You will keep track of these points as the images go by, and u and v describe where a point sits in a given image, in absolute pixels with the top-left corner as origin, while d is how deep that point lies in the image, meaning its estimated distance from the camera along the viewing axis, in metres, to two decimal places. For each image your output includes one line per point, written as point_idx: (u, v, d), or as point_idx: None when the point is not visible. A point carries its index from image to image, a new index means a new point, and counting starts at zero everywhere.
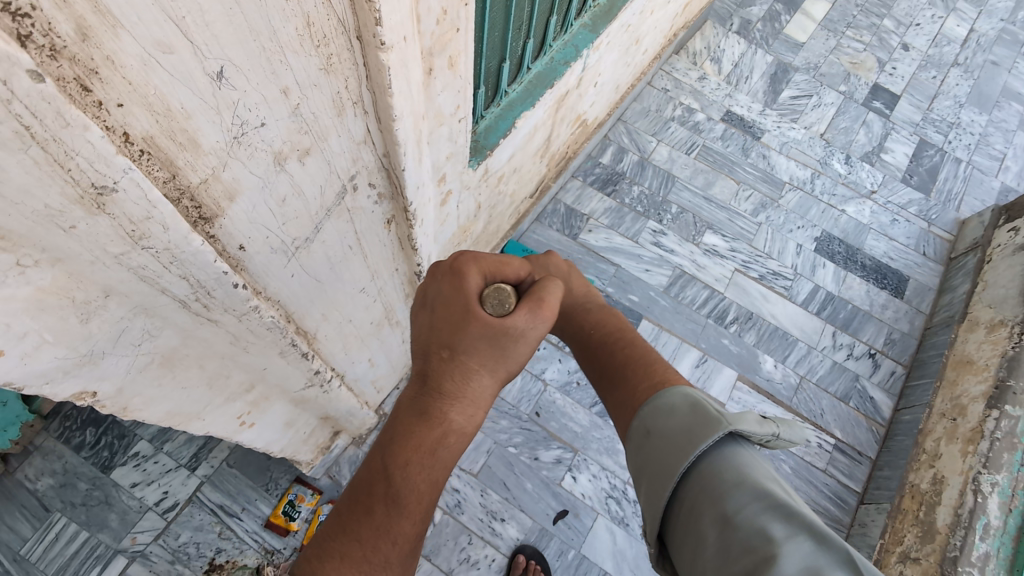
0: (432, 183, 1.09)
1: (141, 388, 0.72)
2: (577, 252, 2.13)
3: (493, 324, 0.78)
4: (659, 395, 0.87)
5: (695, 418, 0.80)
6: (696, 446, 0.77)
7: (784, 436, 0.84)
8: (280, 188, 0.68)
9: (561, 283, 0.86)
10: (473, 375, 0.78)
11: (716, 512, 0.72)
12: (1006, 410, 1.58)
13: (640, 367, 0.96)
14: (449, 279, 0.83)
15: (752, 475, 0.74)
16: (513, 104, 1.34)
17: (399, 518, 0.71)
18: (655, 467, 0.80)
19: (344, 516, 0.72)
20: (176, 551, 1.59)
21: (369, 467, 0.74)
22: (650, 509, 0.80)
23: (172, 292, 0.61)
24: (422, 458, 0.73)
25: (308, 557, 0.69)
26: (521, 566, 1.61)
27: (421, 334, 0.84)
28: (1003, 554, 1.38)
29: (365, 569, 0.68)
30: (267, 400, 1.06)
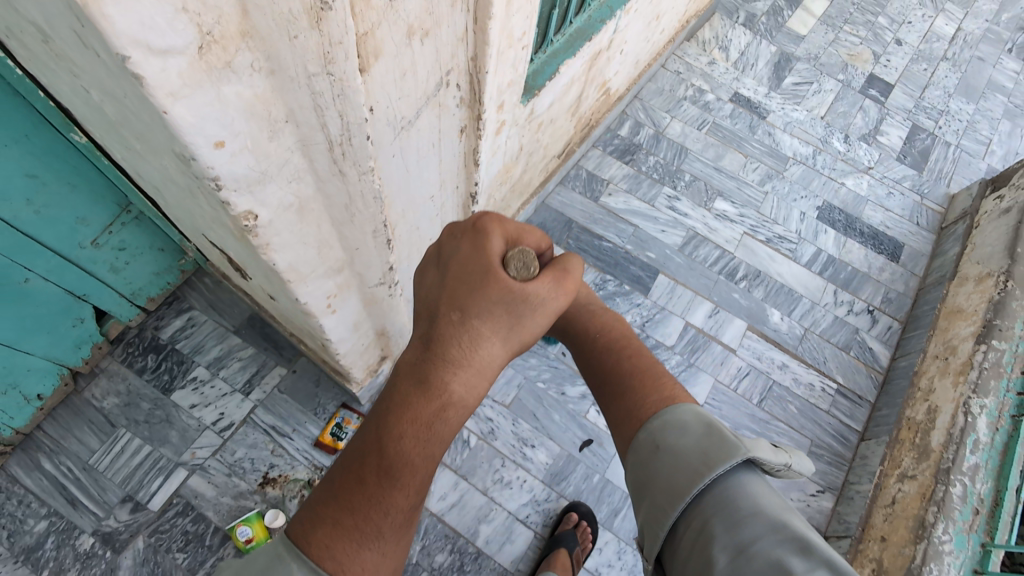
0: (495, 104, 1.25)
1: (282, 228, 0.87)
2: (598, 213, 2.29)
3: (512, 290, 0.78)
4: (667, 410, 0.91)
5: (709, 442, 0.84)
6: (711, 470, 0.81)
7: (795, 465, 0.89)
8: (405, 61, 0.84)
9: (583, 257, 0.87)
10: (482, 340, 0.78)
11: (729, 535, 0.76)
12: (993, 343, 1.74)
13: (646, 378, 0.98)
14: (473, 238, 0.82)
15: (767, 510, 0.78)
16: (557, 53, 1.52)
17: (394, 491, 0.76)
18: (664, 484, 0.84)
19: (341, 483, 0.77)
20: (232, 465, 1.72)
21: (365, 438, 0.77)
22: (654, 527, 0.84)
23: (328, 130, 0.77)
24: (417, 431, 0.76)
25: (304, 517, 0.77)
26: (572, 524, 1.67)
27: (429, 294, 0.83)
28: (990, 465, 1.54)
29: (356, 536, 0.74)
30: (348, 289, 1.21)
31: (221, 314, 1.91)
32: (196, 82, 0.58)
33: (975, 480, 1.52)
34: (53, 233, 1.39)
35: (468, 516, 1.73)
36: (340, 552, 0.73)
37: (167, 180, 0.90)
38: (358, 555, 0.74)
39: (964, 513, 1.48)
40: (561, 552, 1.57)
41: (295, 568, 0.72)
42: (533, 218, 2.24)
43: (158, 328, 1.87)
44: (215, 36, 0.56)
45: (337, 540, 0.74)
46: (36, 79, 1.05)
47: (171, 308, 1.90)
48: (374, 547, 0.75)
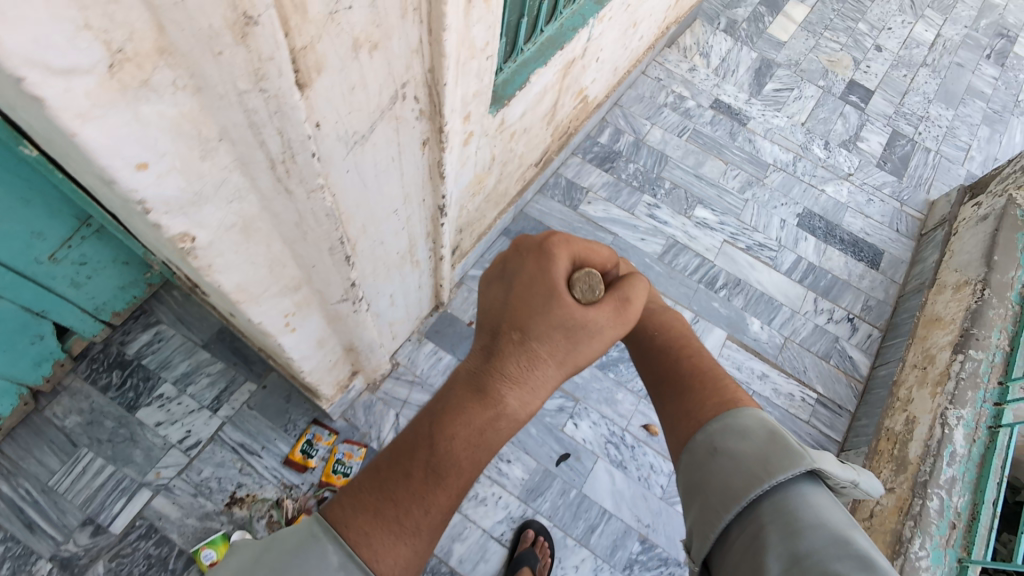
0: (460, 115, 1.22)
1: (224, 249, 0.83)
2: (577, 221, 2.27)
3: (572, 315, 0.83)
4: (731, 415, 0.94)
5: (771, 448, 0.85)
6: (771, 476, 0.82)
7: (862, 486, 0.88)
8: (354, 75, 0.81)
9: (647, 282, 0.92)
10: (538, 363, 0.83)
11: (784, 541, 0.76)
12: (970, 353, 1.72)
13: (708, 384, 1.04)
14: (538, 259, 0.88)
15: (830, 524, 0.76)
16: (528, 62, 1.49)
17: (440, 489, 0.75)
18: (720, 487, 0.86)
19: (385, 474, 0.76)
20: (198, 484, 1.67)
21: (419, 432, 0.79)
22: (704, 527, 0.85)
23: (267, 148, 0.73)
24: (469, 434, 0.78)
25: (344, 502, 0.75)
26: (530, 541, 1.67)
27: (494, 308, 0.89)
28: (967, 477, 1.53)
29: (396, 529, 0.72)
30: (308, 306, 1.17)
31: (190, 328, 1.86)
32: (109, 102, 0.54)
33: (952, 493, 1.51)
34: (6, 248, 1.34)
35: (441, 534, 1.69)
36: (378, 542, 0.71)
37: None
38: (394, 548, 0.71)
39: (941, 527, 1.47)
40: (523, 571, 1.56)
41: (330, 549, 0.69)
42: (512, 227, 2.21)
43: (123, 343, 1.81)
44: (128, 53, 0.52)
45: (376, 529, 0.72)
46: None
47: (139, 322, 1.85)
48: (412, 542, 0.73)
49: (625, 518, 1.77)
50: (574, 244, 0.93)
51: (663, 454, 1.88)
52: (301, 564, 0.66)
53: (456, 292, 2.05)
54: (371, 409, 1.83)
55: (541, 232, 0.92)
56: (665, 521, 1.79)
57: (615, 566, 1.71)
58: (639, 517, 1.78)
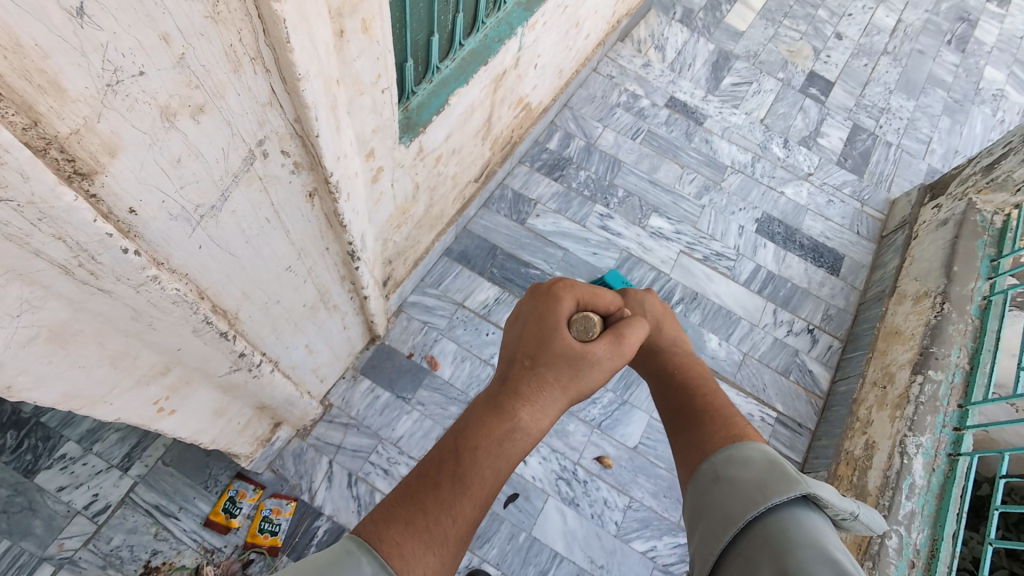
0: (358, 155, 1.06)
1: (28, 365, 0.67)
2: (525, 237, 2.13)
3: (574, 347, 0.83)
4: (736, 446, 0.82)
5: (771, 472, 0.74)
6: (767, 498, 0.70)
7: (865, 519, 0.76)
8: (174, 147, 0.65)
9: (646, 329, 0.93)
10: (547, 387, 0.80)
11: (776, 566, 0.63)
12: (929, 374, 1.65)
13: (716, 416, 0.91)
14: (546, 299, 0.91)
15: (828, 547, 0.64)
16: (447, 81, 1.33)
17: (466, 498, 0.67)
18: (718, 510, 0.73)
19: (406, 487, 0.67)
20: (107, 555, 1.51)
21: (442, 446, 0.72)
22: (701, 556, 0.72)
23: (47, 255, 0.57)
24: (491, 444, 0.72)
25: (372, 517, 0.64)
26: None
27: (509, 344, 0.89)
28: (926, 510, 1.47)
29: (425, 537, 0.63)
30: (187, 384, 1.02)
31: None
32: None
33: (911, 529, 1.45)
34: None
35: None
36: (409, 551, 0.61)
37: None
38: (424, 557, 0.61)
39: (900, 567, 1.41)
40: None
41: (367, 565, 0.59)
42: (454, 247, 2.06)
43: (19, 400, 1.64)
44: None
45: (407, 539, 0.62)
46: None
47: None
48: (440, 554, 0.62)
49: (577, 561, 1.68)
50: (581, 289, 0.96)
51: (616, 487, 1.78)
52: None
53: (394, 322, 1.90)
54: (302, 457, 1.69)
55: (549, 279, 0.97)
56: (620, 560, 1.70)
57: None
58: (592, 558, 1.69)
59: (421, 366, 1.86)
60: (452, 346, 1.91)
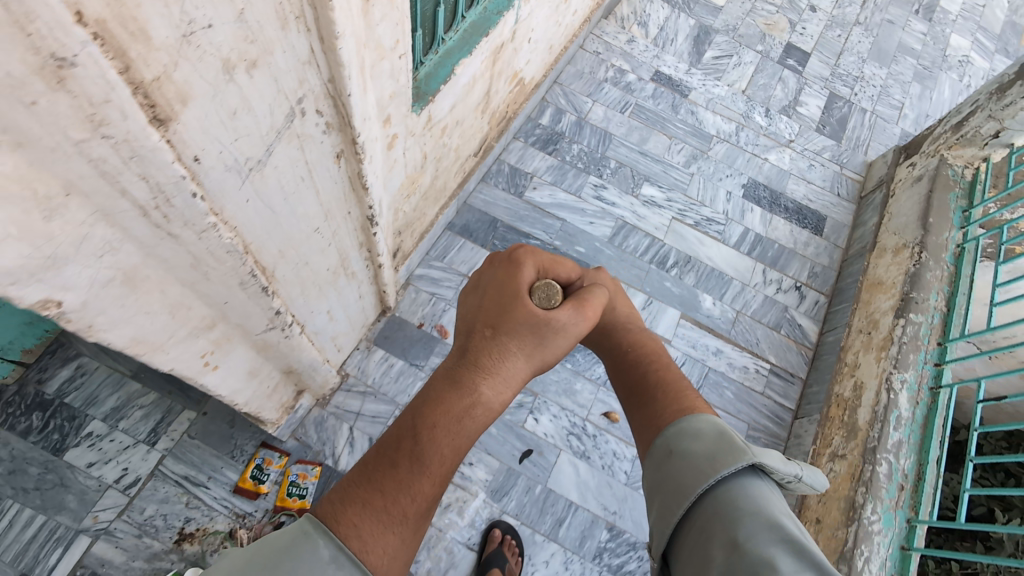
0: (378, 120, 1.13)
1: (105, 306, 0.73)
2: (524, 209, 2.21)
3: (537, 314, 0.87)
4: (687, 419, 0.90)
5: (720, 445, 0.82)
6: (716, 471, 0.79)
7: (807, 479, 0.86)
8: (232, 99, 0.71)
9: (603, 295, 0.97)
10: (508, 356, 0.84)
11: (726, 534, 0.73)
12: (911, 317, 1.77)
13: (667, 390, 1.00)
14: (506, 269, 0.95)
15: (769, 513, 0.74)
16: (451, 52, 1.40)
17: (423, 477, 0.73)
18: (672, 484, 0.83)
19: (367, 468, 0.73)
20: (142, 524, 1.57)
21: (400, 425, 0.76)
22: (661, 526, 0.82)
23: (132, 195, 0.63)
24: (449, 422, 0.76)
25: (334, 497, 0.70)
26: (497, 541, 1.65)
27: (469, 314, 0.93)
28: (912, 439, 1.59)
29: (384, 518, 0.69)
30: (229, 341, 1.08)
31: (115, 358, 1.73)
32: None
33: (900, 456, 1.57)
34: None
35: None
36: (367, 531, 0.67)
37: None
38: (382, 537, 0.67)
39: (890, 490, 1.53)
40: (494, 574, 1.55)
41: (323, 547, 0.64)
42: (456, 221, 2.13)
43: (42, 381, 1.67)
44: None
45: (366, 520, 0.67)
46: None
47: (55, 358, 1.70)
48: (399, 531, 0.69)
49: (591, 509, 1.78)
50: (541, 260, 1.01)
51: (624, 439, 1.88)
52: (293, 563, 0.62)
53: (403, 294, 1.97)
54: (324, 424, 1.76)
55: (508, 249, 1.01)
56: (631, 506, 1.80)
57: (585, 558, 1.72)
58: (605, 505, 1.79)
59: (432, 335, 1.94)
60: None
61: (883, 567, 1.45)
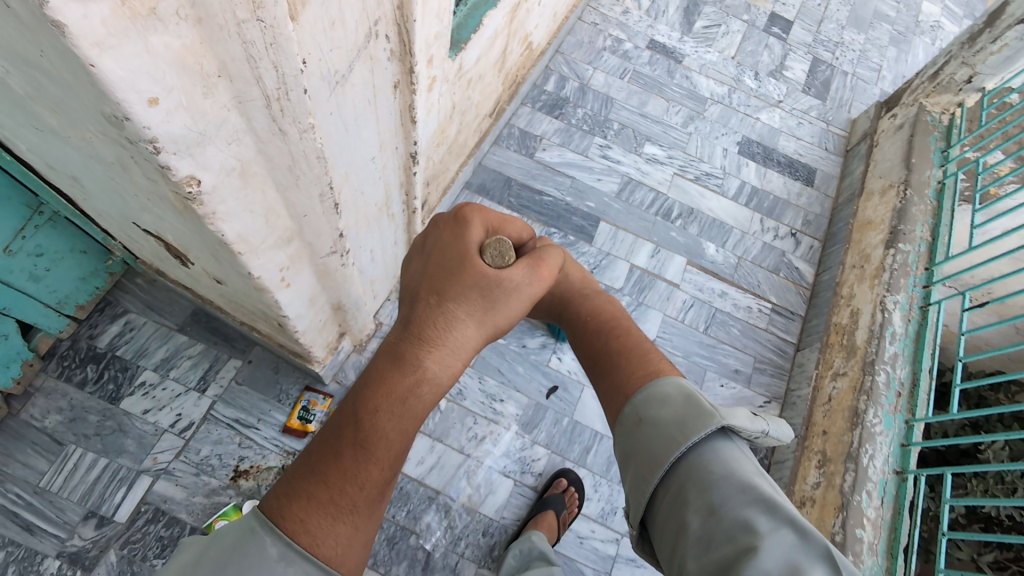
0: (425, 59, 1.24)
1: (226, 196, 0.84)
2: (535, 168, 2.33)
3: (487, 275, 0.88)
4: (653, 385, 0.99)
5: (688, 409, 0.91)
6: (687, 438, 0.88)
7: (773, 433, 0.97)
8: (334, 10, 0.82)
9: (557, 252, 0.98)
10: (457, 323, 0.87)
11: (700, 499, 0.83)
12: (900, 247, 1.93)
13: (632, 358, 1.07)
14: (452, 230, 0.95)
15: (740, 473, 0.85)
16: (478, 5, 1.52)
17: (365, 466, 0.78)
18: (644, 454, 0.92)
19: (315, 460, 0.78)
20: (199, 463, 1.67)
21: (346, 413, 0.80)
22: (637, 493, 0.92)
23: (263, 84, 0.75)
24: (392, 405, 0.80)
25: (279, 492, 0.76)
26: (562, 489, 1.73)
27: (413, 279, 0.93)
28: (907, 352, 1.74)
29: (332, 510, 0.75)
30: (299, 261, 1.19)
31: (161, 313, 1.82)
32: (122, 31, 0.55)
33: (896, 367, 1.72)
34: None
35: (447, 473, 1.77)
36: (315, 526, 0.74)
37: (92, 160, 0.86)
38: (331, 531, 0.75)
39: (889, 396, 1.68)
40: (548, 513, 1.63)
41: (268, 543, 0.72)
42: (473, 181, 2.25)
43: (93, 337, 1.76)
44: None
45: (313, 516, 0.74)
46: (29, 169, 1.24)
47: (105, 314, 1.79)
48: (348, 520, 0.76)
49: None
50: (489, 215, 0.99)
51: None
52: (241, 560, 0.70)
53: None
54: (362, 368, 1.87)
55: (455, 207, 0.99)
56: None
57: (612, 480, 1.86)
58: None
59: None
60: None
61: (886, 464, 1.60)
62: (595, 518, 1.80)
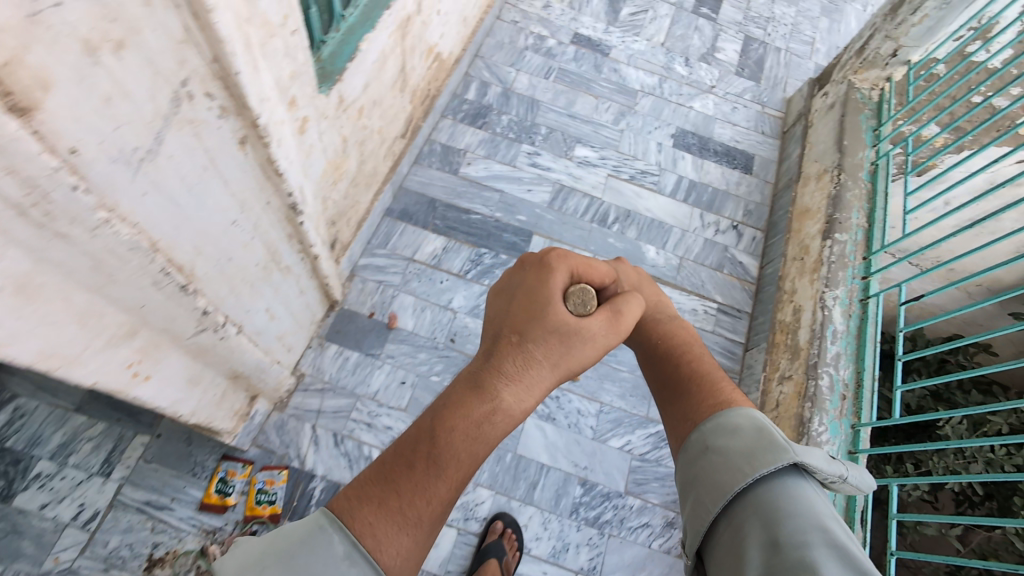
0: (282, 101, 1.09)
1: (1, 319, 0.70)
2: (460, 185, 2.20)
3: (568, 322, 0.85)
4: (725, 415, 0.92)
5: (760, 442, 0.85)
6: (755, 469, 0.81)
7: (850, 478, 0.88)
8: (104, 84, 0.68)
9: (639, 300, 0.95)
10: (535, 365, 0.83)
11: (769, 533, 0.74)
12: (837, 238, 1.86)
13: (703, 385, 1.02)
14: (539, 272, 0.92)
15: (813, 514, 0.75)
16: (353, 28, 1.37)
17: (438, 480, 0.72)
18: (708, 481, 0.85)
19: (385, 467, 0.73)
20: (108, 557, 1.52)
21: (420, 426, 0.76)
22: (696, 522, 0.84)
23: (2, 192, 0.61)
24: (468, 428, 0.75)
25: (350, 494, 0.71)
26: (498, 533, 1.67)
27: (495, 317, 0.90)
28: (849, 350, 1.67)
29: (398, 520, 0.69)
30: (158, 349, 1.05)
31: (56, 394, 1.66)
32: None
33: (839, 367, 1.65)
34: None
35: None
36: (381, 534, 0.67)
37: None
38: (397, 537, 0.68)
39: (833, 401, 1.61)
40: (490, 563, 1.56)
41: (336, 541, 0.66)
42: (394, 206, 2.11)
43: None
44: None
45: (379, 521, 0.68)
46: None
47: None
48: (413, 533, 0.69)
49: (563, 467, 1.82)
50: (574, 258, 0.97)
51: (587, 396, 1.91)
52: (307, 559, 0.65)
53: (349, 286, 1.95)
54: (285, 427, 1.74)
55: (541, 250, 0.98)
56: (601, 459, 1.85)
57: (562, 515, 1.76)
58: (576, 461, 1.83)
59: (383, 323, 1.92)
60: (411, 299, 1.98)
61: None
62: (546, 558, 1.71)
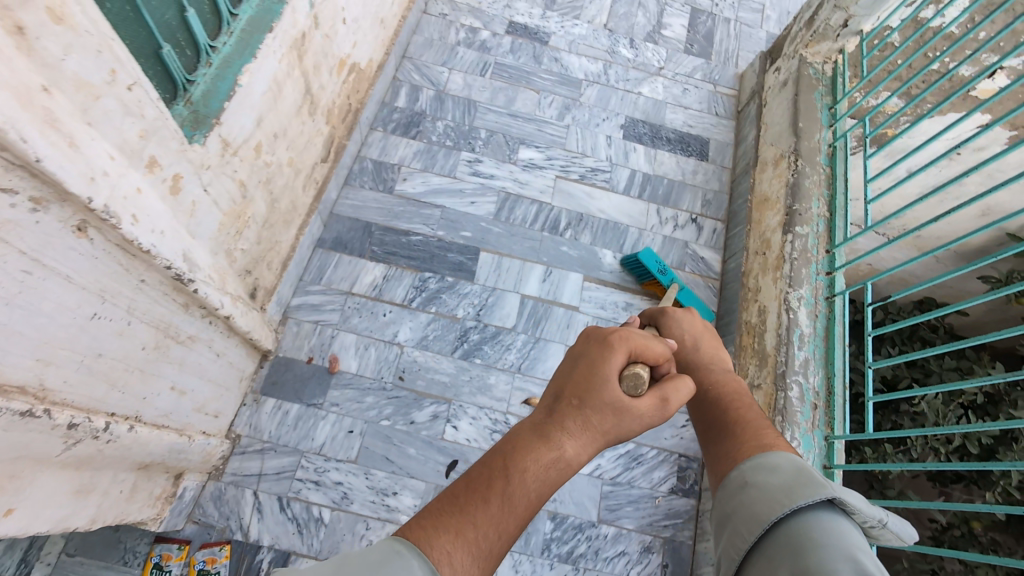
0: (133, 168, 0.92)
1: None
2: (397, 205, 2.03)
3: (622, 401, 0.75)
4: (767, 453, 0.80)
5: (801, 478, 0.73)
6: (792, 500, 0.69)
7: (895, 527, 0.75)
8: None
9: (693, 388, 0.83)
10: (593, 431, 0.74)
11: (797, 566, 0.62)
12: (798, 232, 1.74)
13: (747, 428, 0.89)
14: (601, 343, 0.79)
15: (850, 550, 0.62)
16: (229, 60, 1.19)
17: (511, 516, 0.66)
18: (744, 512, 0.72)
19: (460, 496, 0.67)
20: None
21: (489, 462, 0.70)
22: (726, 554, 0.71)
23: None
24: (540, 474, 0.69)
25: (422, 521, 0.64)
26: None
27: (558, 371, 0.81)
28: (817, 354, 1.58)
29: (473, 549, 0.62)
30: (18, 478, 0.89)
31: None
32: None
33: (808, 375, 1.56)
34: None
35: None
36: (459, 562, 0.61)
37: None
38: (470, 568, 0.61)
39: (805, 412, 1.52)
40: None
41: (416, 567, 0.58)
42: (326, 235, 1.94)
43: None
44: None
45: (457, 549, 0.61)
46: None
47: None
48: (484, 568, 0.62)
49: None
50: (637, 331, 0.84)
51: None
52: None
53: (283, 331, 1.79)
54: (223, 497, 1.60)
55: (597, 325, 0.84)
56: (570, 489, 1.74)
57: (533, 554, 1.66)
58: None
59: (323, 368, 1.77)
60: (352, 338, 1.82)
61: None
62: None
